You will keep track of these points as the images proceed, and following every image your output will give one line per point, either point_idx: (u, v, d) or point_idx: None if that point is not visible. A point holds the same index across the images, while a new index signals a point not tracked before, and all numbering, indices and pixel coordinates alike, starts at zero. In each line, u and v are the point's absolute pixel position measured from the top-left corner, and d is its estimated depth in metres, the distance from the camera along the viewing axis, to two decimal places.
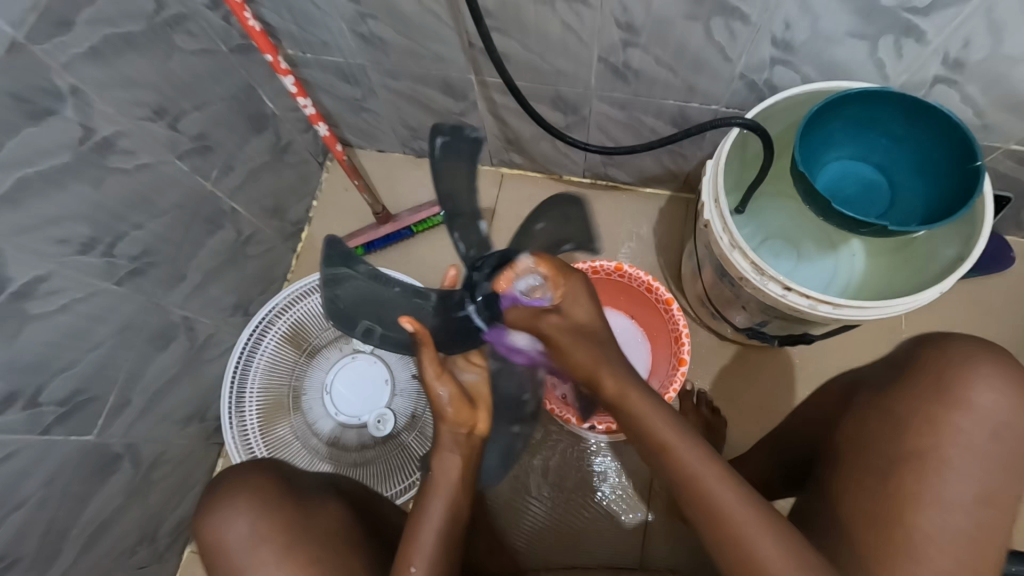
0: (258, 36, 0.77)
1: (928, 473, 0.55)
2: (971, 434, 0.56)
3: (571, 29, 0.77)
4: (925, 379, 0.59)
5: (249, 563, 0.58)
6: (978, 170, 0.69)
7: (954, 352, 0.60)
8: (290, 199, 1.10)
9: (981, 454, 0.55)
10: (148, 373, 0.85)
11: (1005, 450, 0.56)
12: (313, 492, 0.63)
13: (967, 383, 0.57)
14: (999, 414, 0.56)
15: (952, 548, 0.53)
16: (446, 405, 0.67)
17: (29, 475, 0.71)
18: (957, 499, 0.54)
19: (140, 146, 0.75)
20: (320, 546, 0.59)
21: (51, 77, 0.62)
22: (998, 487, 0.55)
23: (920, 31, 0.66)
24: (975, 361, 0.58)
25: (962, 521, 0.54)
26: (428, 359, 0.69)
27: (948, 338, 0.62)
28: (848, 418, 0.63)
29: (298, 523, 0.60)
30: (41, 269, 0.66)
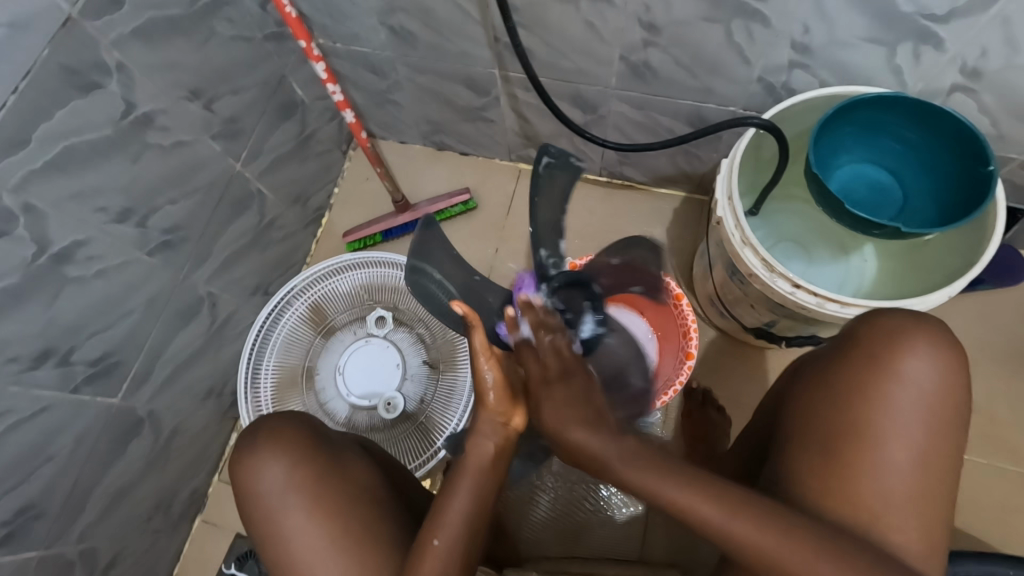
0: (294, 23, 0.80)
1: (865, 446, 0.54)
2: (907, 404, 0.55)
3: (594, 28, 0.79)
4: (860, 353, 0.58)
5: (281, 506, 0.61)
6: (989, 175, 0.70)
7: (885, 327, 0.59)
8: (312, 185, 1.13)
9: (915, 422, 0.54)
10: (172, 343, 0.88)
11: (939, 415, 0.55)
12: (340, 447, 0.66)
13: (897, 355, 0.56)
14: (930, 382, 0.55)
15: (914, 509, 0.52)
16: (488, 390, 0.55)
17: (56, 432, 0.74)
18: (898, 468, 0.53)
19: (177, 124, 0.79)
20: (348, 496, 0.62)
21: (100, 54, 0.66)
22: (936, 447, 0.54)
23: (939, 39, 0.67)
24: (908, 333, 0.57)
25: (902, 488, 0.53)
26: (479, 340, 0.54)
27: (882, 312, 0.61)
28: (790, 398, 0.62)
29: (325, 475, 0.62)
30: (80, 235, 0.70)
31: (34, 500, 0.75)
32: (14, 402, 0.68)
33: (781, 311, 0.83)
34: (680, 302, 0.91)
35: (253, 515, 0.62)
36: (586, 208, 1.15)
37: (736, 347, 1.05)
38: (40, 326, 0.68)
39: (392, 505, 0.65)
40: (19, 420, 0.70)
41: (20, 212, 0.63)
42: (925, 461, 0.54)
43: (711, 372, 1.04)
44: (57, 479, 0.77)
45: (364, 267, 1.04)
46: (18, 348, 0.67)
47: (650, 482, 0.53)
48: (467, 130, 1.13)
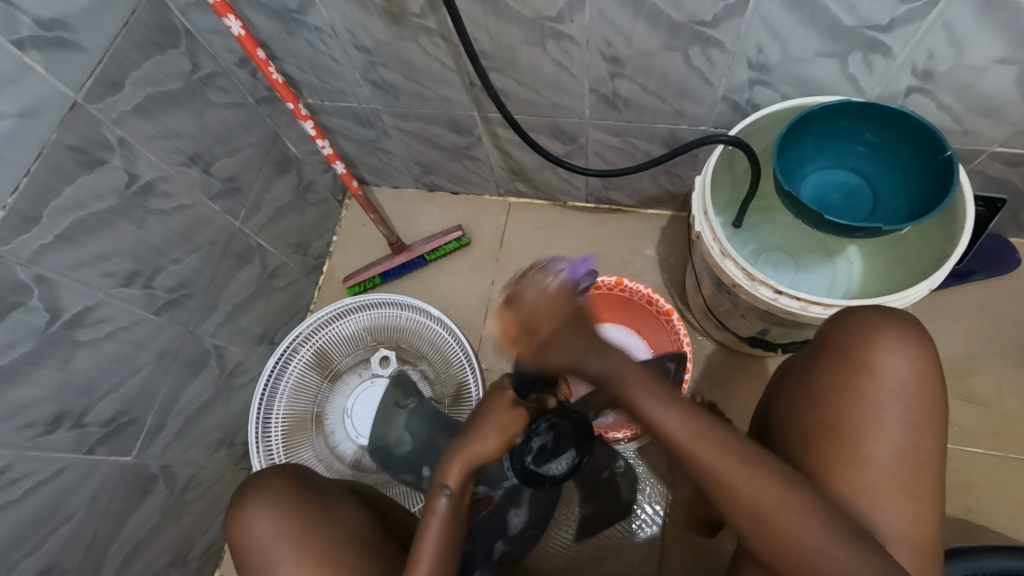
0: (279, 87, 0.86)
1: (850, 439, 0.58)
2: (883, 397, 0.58)
3: (563, 65, 0.84)
4: (834, 353, 0.62)
5: (271, 559, 0.62)
6: (950, 162, 0.73)
7: (856, 324, 0.62)
8: (312, 235, 1.18)
9: (893, 409, 0.58)
10: (183, 398, 0.91)
11: (917, 404, 0.58)
12: (331, 494, 0.67)
13: (873, 352, 0.60)
14: (905, 373, 0.59)
15: (894, 495, 0.56)
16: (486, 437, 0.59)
17: (72, 493, 0.76)
18: (880, 458, 0.57)
19: (177, 189, 0.84)
20: (336, 544, 0.62)
21: (103, 131, 0.71)
22: (919, 435, 0.57)
23: (886, 46, 0.71)
24: (879, 330, 0.61)
25: (887, 475, 0.57)
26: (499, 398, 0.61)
27: (854, 311, 0.64)
28: (776, 401, 0.66)
29: (315, 523, 0.63)
30: (89, 301, 0.74)
31: (53, 563, 0.77)
32: (32, 465, 0.71)
33: (771, 319, 0.84)
34: (672, 318, 0.94)
35: (251, 568, 0.63)
36: (575, 236, 1.19)
37: (737, 359, 1.05)
38: (54, 389, 0.72)
39: (387, 548, 0.66)
40: (36, 483, 0.72)
41: (32, 282, 0.67)
42: (906, 447, 0.57)
43: (714, 386, 1.04)
44: (75, 538, 0.78)
45: (365, 309, 1.06)
46: (33, 413, 0.70)
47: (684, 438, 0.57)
48: (455, 171, 1.18)
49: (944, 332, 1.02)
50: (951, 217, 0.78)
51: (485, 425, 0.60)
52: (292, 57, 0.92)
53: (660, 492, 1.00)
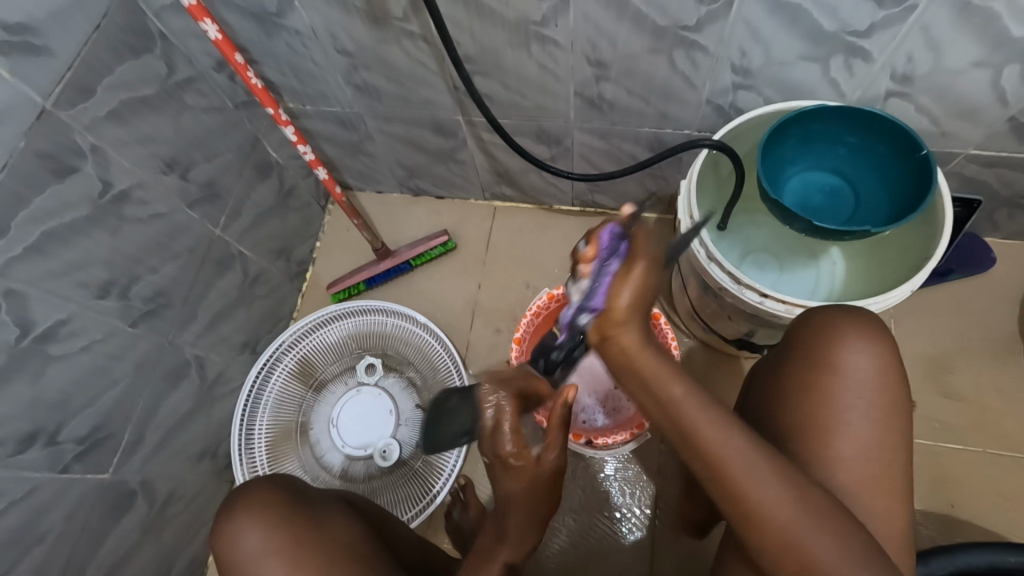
0: (260, 92, 0.84)
1: (820, 438, 0.58)
2: (850, 395, 0.59)
3: (547, 68, 0.83)
4: (800, 352, 0.63)
5: (262, 574, 0.60)
6: (928, 161, 0.74)
7: (818, 322, 0.63)
8: (294, 241, 1.16)
9: (859, 406, 0.58)
10: (163, 410, 0.88)
11: (883, 400, 0.59)
12: (322, 508, 0.66)
13: (836, 351, 0.60)
14: (870, 370, 0.59)
15: (867, 492, 0.57)
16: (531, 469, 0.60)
17: (47, 512, 0.74)
18: (850, 454, 0.57)
19: (153, 197, 0.81)
20: (329, 556, 0.61)
21: (74, 138, 0.69)
22: (887, 431, 0.58)
23: (866, 50, 0.72)
24: (843, 327, 0.62)
25: (858, 474, 0.57)
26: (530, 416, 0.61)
27: (817, 310, 0.65)
28: (749, 402, 0.67)
29: (307, 538, 0.62)
30: (62, 313, 0.71)
31: None
32: (3, 485, 0.68)
33: (757, 321, 0.85)
34: (658, 322, 0.95)
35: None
36: (561, 239, 1.18)
37: (723, 360, 1.06)
38: (25, 405, 0.69)
39: (381, 558, 0.65)
40: (8, 503, 0.69)
41: (2, 295, 0.64)
42: (874, 444, 0.57)
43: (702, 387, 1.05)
44: (50, 559, 0.76)
45: (350, 316, 1.04)
46: (4, 430, 0.67)
47: (703, 434, 0.54)
48: (440, 175, 1.17)
49: (924, 330, 1.04)
50: (931, 219, 0.80)
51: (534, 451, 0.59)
52: (272, 60, 0.91)
53: (648, 495, 1.00)
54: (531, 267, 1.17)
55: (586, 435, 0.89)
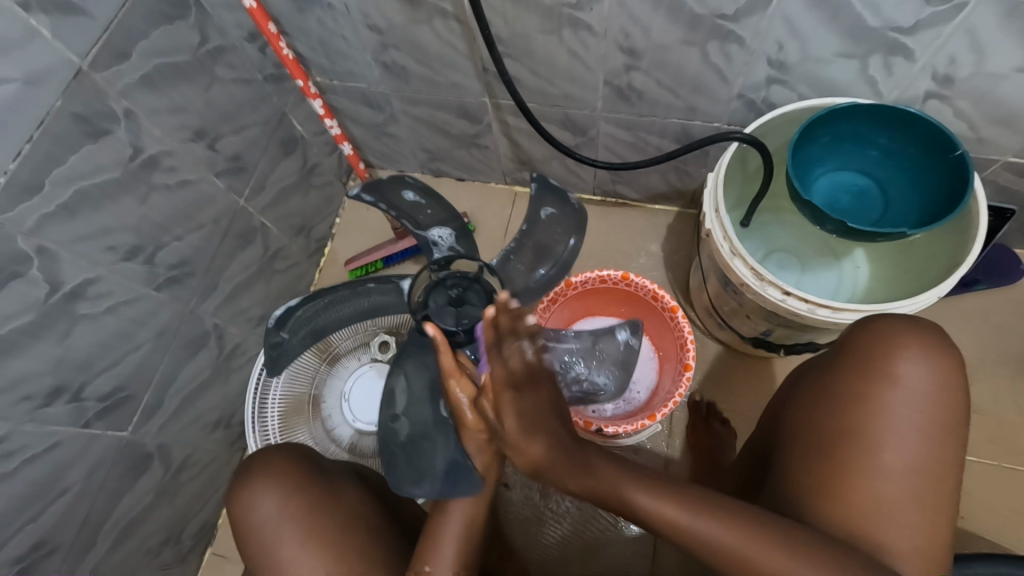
0: (291, 64, 0.91)
1: (867, 449, 0.58)
2: (904, 407, 0.59)
3: (578, 55, 0.82)
4: (859, 357, 0.62)
5: (274, 538, 0.62)
6: (964, 163, 0.72)
7: (881, 329, 0.63)
8: (315, 217, 1.16)
9: (911, 420, 0.58)
10: (182, 376, 0.90)
11: (937, 417, 0.59)
12: (336, 477, 0.68)
13: (893, 361, 0.60)
14: (926, 385, 0.59)
15: (908, 507, 0.57)
16: (466, 410, 0.58)
17: (68, 468, 0.76)
18: (897, 468, 0.57)
19: (181, 164, 0.82)
20: (340, 524, 0.63)
21: (108, 102, 0.70)
22: (935, 449, 0.58)
23: (908, 50, 0.70)
24: (905, 337, 0.61)
25: (902, 487, 0.57)
26: (450, 365, 0.57)
27: (875, 316, 0.65)
28: (791, 401, 0.67)
29: (321, 505, 0.63)
30: (89, 275, 0.73)
31: (46, 537, 0.76)
32: (28, 439, 0.70)
33: (776, 320, 0.85)
34: (676, 315, 0.93)
35: (253, 547, 0.62)
36: None
37: (736, 358, 1.06)
38: (52, 363, 0.71)
39: (390, 529, 0.66)
40: (32, 456, 0.71)
41: (34, 253, 0.66)
42: (922, 460, 0.58)
43: (715, 383, 1.05)
44: (69, 514, 0.78)
45: None
46: (31, 385, 0.69)
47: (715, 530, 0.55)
48: (462, 158, 1.16)
49: None
50: (963, 225, 0.78)
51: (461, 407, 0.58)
52: (301, 35, 0.91)
53: None
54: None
55: (596, 423, 0.87)
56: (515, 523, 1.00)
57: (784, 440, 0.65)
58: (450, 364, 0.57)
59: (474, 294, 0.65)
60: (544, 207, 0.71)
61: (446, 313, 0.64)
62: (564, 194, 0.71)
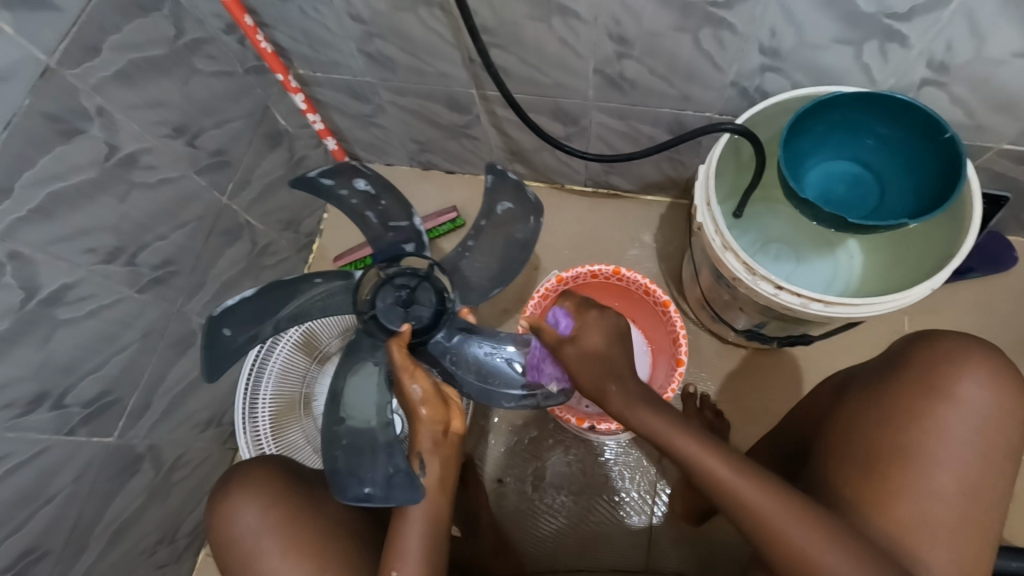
0: (270, 57, 0.92)
1: (921, 467, 0.59)
2: (962, 428, 0.60)
3: (567, 43, 0.80)
4: (918, 373, 0.63)
5: (256, 548, 0.62)
6: (960, 151, 0.71)
7: (943, 349, 0.64)
8: (303, 212, 1.14)
9: (968, 442, 0.59)
10: (170, 377, 0.89)
11: (991, 441, 0.60)
12: (318, 484, 0.68)
13: (957, 381, 0.61)
14: (985, 409, 0.60)
15: (955, 528, 0.58)
16: (420, 403, 0.60)
17: (55, 473, 0.75)
18: (948, 489, 0.58)
19: (160, 162, 0.80)
20: (320, 531, 0.63)
21: (80, 100, 0.67)
22: (987, 475, 0.59)
23: (904, 36, 0.68)
24: (968, 358, 0.62)
25: (950, 507, 0.58)
26: (402, 359, 0.62)
27: (937, 334, 0.66)
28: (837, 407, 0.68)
29: (304, 512, 0.64)
30: (69, 278, 0.71)
31: (35, 542, 0.75)
32: (11, 446, 0.69)
33: (769, 312, 0.84)
34: (668, 309, 0.92)
35: (234, 558, 0.62)
36: (572, 220, 1.16)
37: (731, 350, 1.05)
38: (33, 369, 0.69)
39: (374, 536, 0.67)
40: (17, 462, 0.70)
41: (9, 258, 0.64)
42: (971, 484, 0.59)
43: (709, 373, 1.04)
44: (59, 518, 0.77)
45: None
46: (12, 392, 0.67)
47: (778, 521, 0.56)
48: (452, 150, 1.14)
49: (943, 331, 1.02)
50: (958, 217, 0.77)
51: (416, 403, 0.60)
52: (282, 25, 0.88)
53: (648, 480, 1.00)
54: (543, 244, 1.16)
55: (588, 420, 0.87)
56: (506, 516, 1.00)
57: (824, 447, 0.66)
58: (402, 357, 0.62)
59: (427, 296, 0.68)
60: (498, 203, 0.72)
61: (398, 314, 0.67)
62: (518, 187, 0.70)
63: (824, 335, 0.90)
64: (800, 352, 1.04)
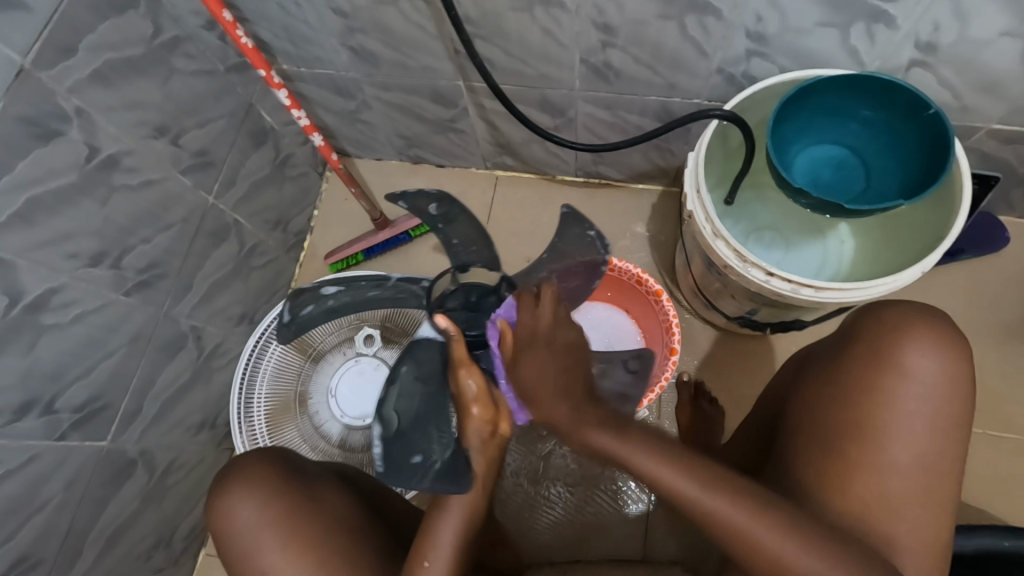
0: (250, 53, 0.82)
1: (873, 446, 0.59)
2: (913, 401, 0.59)
3: (551, 32, 0.79)
4: (869, 346, 0.62)
5: (257, 544, 0.62)
6: (946, 130, 0.70)
7: (889, 320, 0.63)
8: (290, 210, 1.13)
9: (919, 416, 0.59)
10: (160, 381, 0.88)
11: (942, 410, 0.60)
12: (318, 479, 0.67)
13: (902, 354, 0.61)
14: (934, 376, 0.60)
15: (909, 504, 0.58)
16: (471, 401, 0.62)
17: (46, 481, 0.74)
18: (902, 464, 0.58)
19: (142, 163, 0.79)
20: (322, 525, 0.63)
21: (57, 102, 0.66)
22: (942, 448, 0.59)
23: (890, 17, 0.68)
24: (916, 327, 0.62)
25: (906, 482, 0.58)
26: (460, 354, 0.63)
27: (889, 306, 0.65)
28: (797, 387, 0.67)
29: (303, 506, 0.63)
30: (52, 283, 0.70)
31: (29, 550, 0.75)
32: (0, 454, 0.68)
33: (761, 299, 0.84)
34: (662, 298, 0.92)
35: (233, 555, 0.62)
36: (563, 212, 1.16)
37: (725, 338, 1.05)
38: (19, 376, 0.68)
39: (375, 528, 0.66)
40: (8, 470, 0.70)
41: None
42: (926, 454, 0.59)
43: (702, 361, 1.04)
44: (53, 525, 0.77)
45: None
46: None
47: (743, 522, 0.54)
48: (439, 144, 1.13)
49: None
50: (946, 199, 0.77)
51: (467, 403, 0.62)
52: (263, 21, 0.87)
53: None
54: (515, 244, 1.15)
55: None
56: (506, 508, 1.01)
57: (784, 433, 0.66)
58: (461, 352, 0.63)
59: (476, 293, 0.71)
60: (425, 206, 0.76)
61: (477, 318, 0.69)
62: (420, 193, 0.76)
63: (817, 320, 0.91)
64: (791, 339, 1.04)
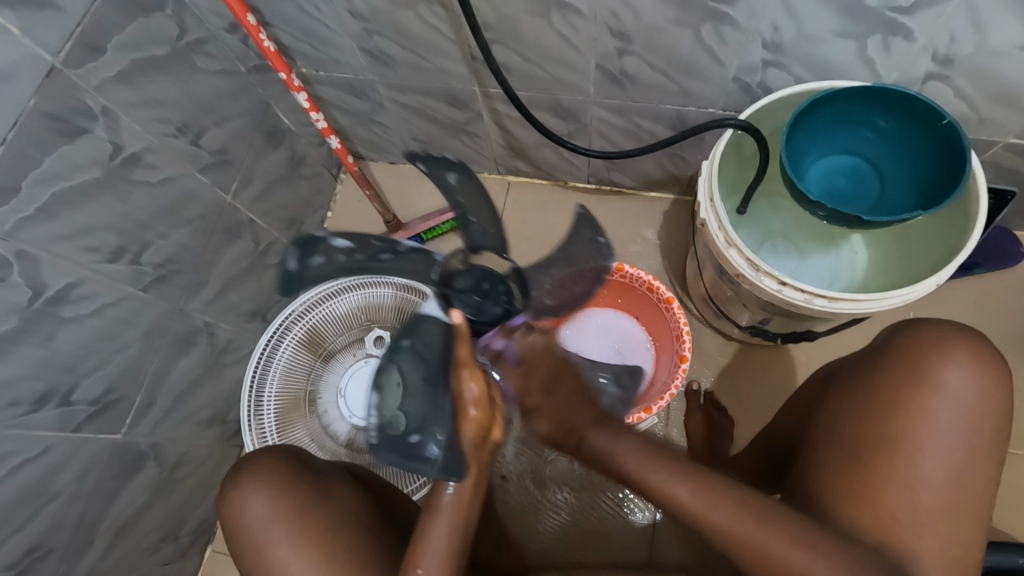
0: (272, 56, 0.83)
1: (904, 458, 0.58)
2: (948, 414, 0.59)
3: (567, 38, 0.80)
4: (905, 359, 0.62)
5: (267, 538, 0.62)
6: (963, 142, 0.70)
7: (923, 336, 0.63)
8: (304, 210, 1.14)
9: (954, 430, 0.59)
10: (173, 375, 0.89)
11: (978, 428, 0.59)
12: (328, 476, 0.68)
13: (939, 369, 0.60)
14: (969, 394, 0.59)
15: (940, 519, 0.57)
16: (471, 404, 0.55)
17: (60, 470, 0.76)
18: (933, 478, 0.58)
19: (162, 161, 0.80)
20: (330, 521, 0.63)
21: (84, 99, 0.68)
22: (975, 464, 0.58)
23: (907, 29, 0.68)
24: (952, 344, 0.61)
25: (938, 497, 0.57)
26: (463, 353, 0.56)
27: (923, 322, 0.65)
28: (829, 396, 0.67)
29: (312, 502, 0.64)
30: (72, 276, 0.71)
31: (41, 539, 0.76)
32: (16, 443, 0.70)
33: (773, 308, 0.84)
34: (672, 305, 0.91)
35: (243, 548, 0.63)
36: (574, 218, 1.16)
37: (735, 347, 1.05)
38: (37, 367, 0.70)
39: (382, 528, 0.66)
40: (23, 459, 0.71)
41: (14, 257, 0.65)
42: (959, 470, 0.58)
43: (711, 370, 1.04)
44: (64, 514, 0.78)
45: (358, 289, 0.97)
46: (17, 390, 0.68)
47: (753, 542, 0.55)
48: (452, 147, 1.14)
49: None
50: (962, 211, 0.77)
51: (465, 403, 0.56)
52: (283, 23, 0.88)
53: None
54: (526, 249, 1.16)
55: None
56: (510, 511, 1.00)
57: (812, 442, 0.66)
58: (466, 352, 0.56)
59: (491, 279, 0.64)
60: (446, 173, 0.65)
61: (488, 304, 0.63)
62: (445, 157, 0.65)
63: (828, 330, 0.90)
64: (802, 351, 1.03)
